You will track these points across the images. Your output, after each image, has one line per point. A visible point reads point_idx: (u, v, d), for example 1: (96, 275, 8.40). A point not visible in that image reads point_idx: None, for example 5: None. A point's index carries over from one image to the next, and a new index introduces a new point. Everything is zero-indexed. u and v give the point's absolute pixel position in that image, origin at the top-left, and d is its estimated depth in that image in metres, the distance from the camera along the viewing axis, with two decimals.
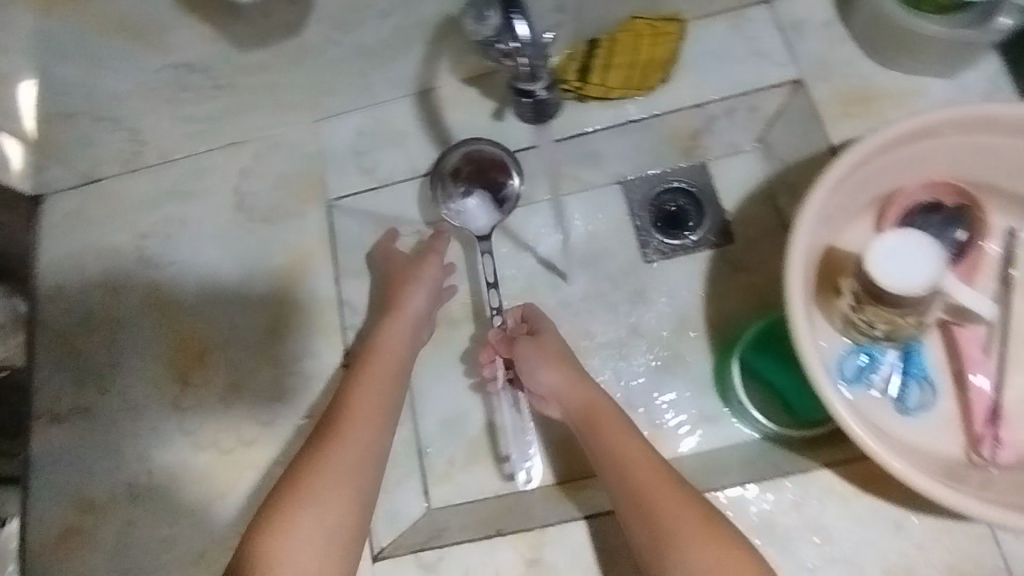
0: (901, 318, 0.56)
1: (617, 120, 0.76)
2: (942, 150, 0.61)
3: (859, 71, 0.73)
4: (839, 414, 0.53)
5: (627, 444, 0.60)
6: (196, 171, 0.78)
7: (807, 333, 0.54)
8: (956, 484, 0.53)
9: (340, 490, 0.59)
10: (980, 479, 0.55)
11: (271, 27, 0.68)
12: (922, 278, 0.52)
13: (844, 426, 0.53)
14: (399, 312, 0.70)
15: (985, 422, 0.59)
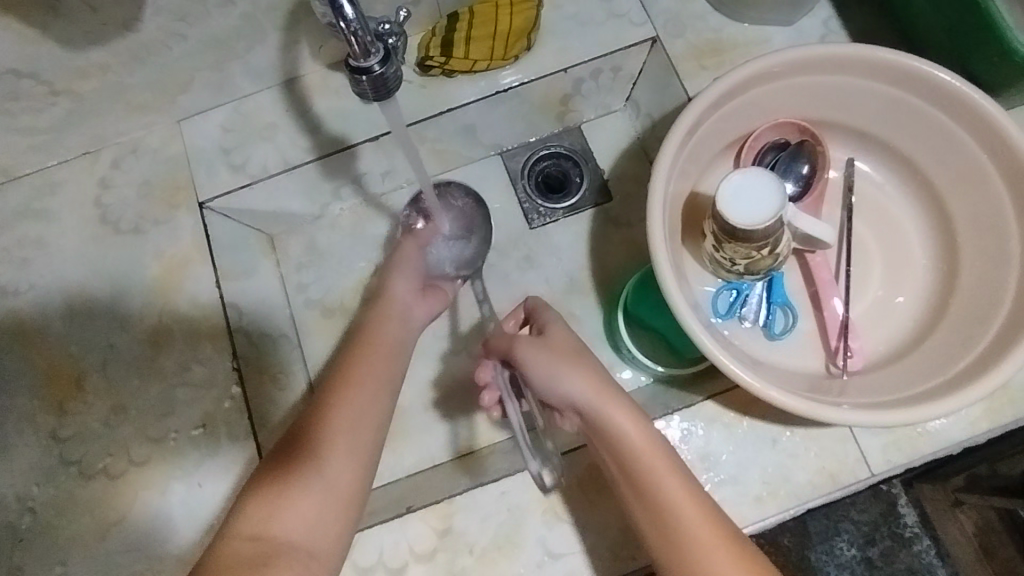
0: (757, 251, 0.60)
1: (486, 92, 0.76)
2: (784, 92, 0.64)
3: (709, 24, 0.75)
4: (710, 350, 0.56)
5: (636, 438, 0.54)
6: (47, 186, 0.73)
7: (673, 278, 0.57)
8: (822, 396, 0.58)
9: (342, 493, 0.54)
10: (838, 389, 0.61)
11: (105, 24, 0.66)
12: (769, 211, 0.56)
13: (716, 360, 0.56)
14: (388, 304, 0.69)
15: (839, 337, 0.65)
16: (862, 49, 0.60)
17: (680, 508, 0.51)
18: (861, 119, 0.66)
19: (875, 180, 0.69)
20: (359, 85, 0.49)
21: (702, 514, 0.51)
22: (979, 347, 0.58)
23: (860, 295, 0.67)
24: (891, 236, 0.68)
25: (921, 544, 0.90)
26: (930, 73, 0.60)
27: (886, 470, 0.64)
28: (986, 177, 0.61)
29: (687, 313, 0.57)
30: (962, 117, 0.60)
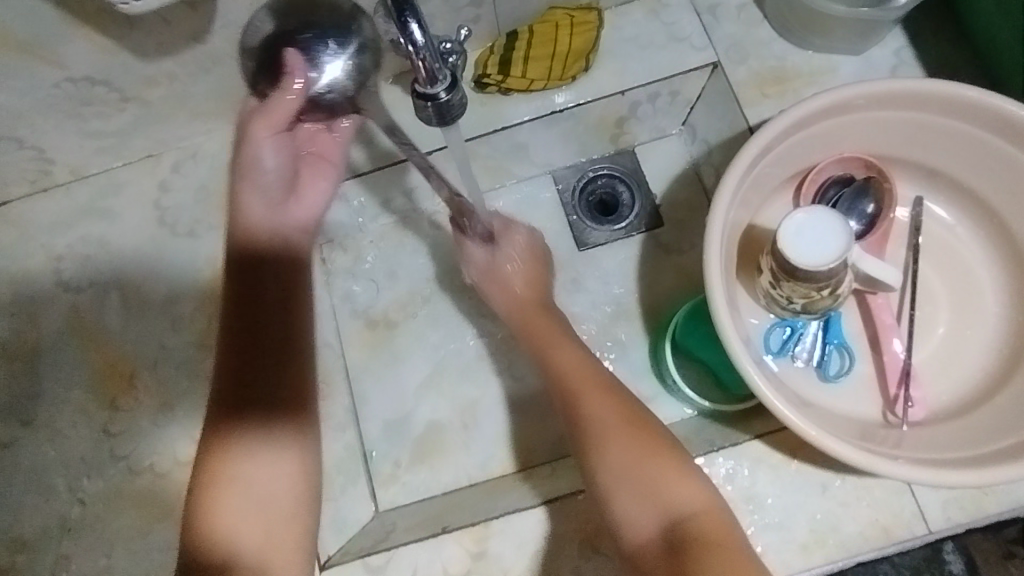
0: (816, 291, 0.57)
1: (542, 111, 0.76)
2: (854, 127, 0.62)
3: (774, 50, 0.73)
4: (763, 393, 0.55)
5: (569, 352, 0.62)
6: (113, 188, 0.76)
7: (727, 320, 0.55)
8: (883, 449, 0.56)
9: (286, 499, 0.54)
10: (897, 439, 0.58)
11: (177, 35, 0.64)
12: (834, 252, 0.54)
13: (769, 404, 0.54)
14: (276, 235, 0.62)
15: (899, 383, 0.63)
16: (937, 85, 0.58)
17: (591, 398, 0.57)
18: (932, 156, 0.63)
19: (943, 218, 0.66)
20: (424, 111, 0.49)
21: (608, 395, 0.57)
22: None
23: (925, 340, 0.64)
24: (960, 279, 0.65)
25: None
26: (1017, 115, 0.57)
27: (945, 527, 0.61)
28: None
29: (742, 355, 0.55)
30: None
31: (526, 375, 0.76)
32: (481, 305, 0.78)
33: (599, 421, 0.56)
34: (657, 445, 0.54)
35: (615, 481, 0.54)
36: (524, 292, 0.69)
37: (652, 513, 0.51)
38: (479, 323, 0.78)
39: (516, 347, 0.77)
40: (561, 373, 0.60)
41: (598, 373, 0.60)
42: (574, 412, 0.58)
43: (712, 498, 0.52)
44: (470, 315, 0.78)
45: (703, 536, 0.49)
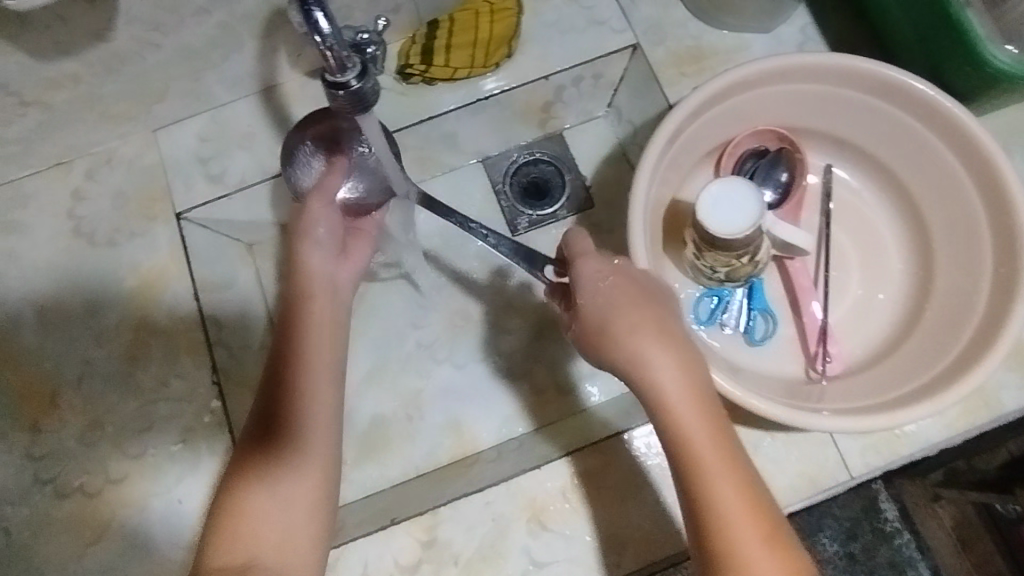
0: (736, 258, 0.60)
1: (470, 99, 0.75)
2: (766, 99, 0.65)
3: (689, 31, 0.76)
4: None
5: (739, 493, 0.46)
6: (20, 199, 0.71)
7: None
8: (806, 404, 0.59)
9: (306, 504, 0.54)
10: (819, 394, 0.62)
11: (75, 33, 0.64)
12: (748, 219, 0.56)
13: None
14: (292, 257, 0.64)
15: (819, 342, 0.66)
16: (837, 58, 0.61)
17: (743, 528, 0.45)
18: (836, 126, 0.67)
19: (851, 184, 0.70)
20: (337, 100, 0.48)
21: (764, 532, 0.46)
22: (956, 349, 0.59)
23: (840, 300, 0.68)
24: (868, 240, 0.69)
25: (901, 538, 0.91)
26: (907, 83, 0.60)
27: (866, 473, 0.65)
28: (960, 184, 0.62)
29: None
30: (934, 124, 0.61)
31: (469, 363, 0.76)
32: (419, 296, 0.78)
33: (750, 560, 0.45)
34: None
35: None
36: (694, 384, 0.49)
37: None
38: (420, 315, 0.78)
39: (457, 336, 0.77)
40: (710, 490, 0.46)
41: (768, 518, 0.46)
42: (716, 537, 0.46)
43: None
44: (410, 307, 0.78)
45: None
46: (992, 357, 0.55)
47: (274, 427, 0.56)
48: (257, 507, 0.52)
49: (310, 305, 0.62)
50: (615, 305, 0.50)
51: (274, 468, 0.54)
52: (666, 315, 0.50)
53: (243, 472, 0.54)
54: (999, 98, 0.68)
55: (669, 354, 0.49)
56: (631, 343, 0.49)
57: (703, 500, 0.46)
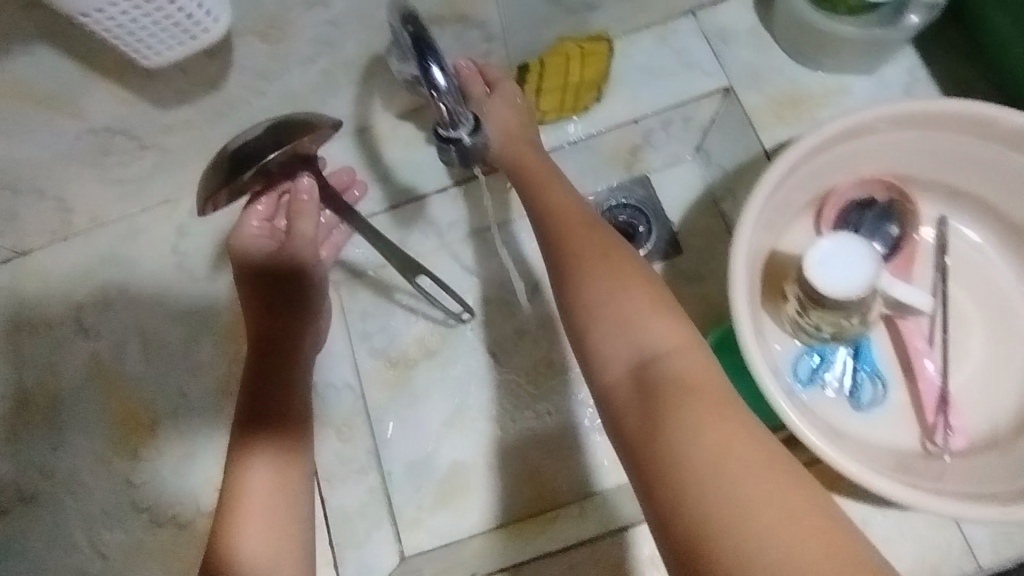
0: (845, 319, 0.56)
1: (558, 142, 0.76)
2: (874, 148, 0.61)
3: (786, 74, 0.73)
4: (798, 427, 0.53)
5: (557, 191, 0.59)
6: (131, 234, 0.76)
7: (756, 352, 0.54)
8: (928, 483, 0.54)
9: (289, 517, 0.53)
10: (941, 471, 0.57)
11: (193, 85, 0.63)
12: (861, 279, 0.53)
13: (804, 439, 0.53)
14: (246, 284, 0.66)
15: (937, 410, 0.61)
16: (960, 105, 0.57)
17: (573, 234, 0.54)
18: (954, 174, 0.62)
19: (970, 235, 0.65)
20: (448, 153, 0.49)
21: (570, 207, 0.57)
22: None
23: (961, 366, 0.62)
24: (995, 301, 0.63)
25: None
26: None
27: (996, 564, 0.58)
28: None
29: (773, 387, 0.54)
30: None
31: (546, 412, 0.75)
32: (500, 339, 0.78)
33: (564, 214, 0.56)
34: (633, 267, 0.50)
35: (591, 315, 0.48)
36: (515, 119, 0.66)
37: (626, 353, 0.46)
38: (500, 358, 0.77)
39: (537, 381, 0.76)
40: (561, 228, 0.55)
41: (573, 203, 0.57)
42: (553, 229, 0.55)
43: (696, 343, 0.46)
44: (490, 350, 0.77)
45: (685, 384, 0.42)
46: None
47: (270, 426, 0.58)
48: (253, 515, 0.52)
49: (298, 329, 0.66)
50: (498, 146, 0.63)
51: (260, 454, 0.56)
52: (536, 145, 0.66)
53: (234, 476, 0.54)
54: None
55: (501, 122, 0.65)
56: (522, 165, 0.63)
57: (546, 203, 0.58)
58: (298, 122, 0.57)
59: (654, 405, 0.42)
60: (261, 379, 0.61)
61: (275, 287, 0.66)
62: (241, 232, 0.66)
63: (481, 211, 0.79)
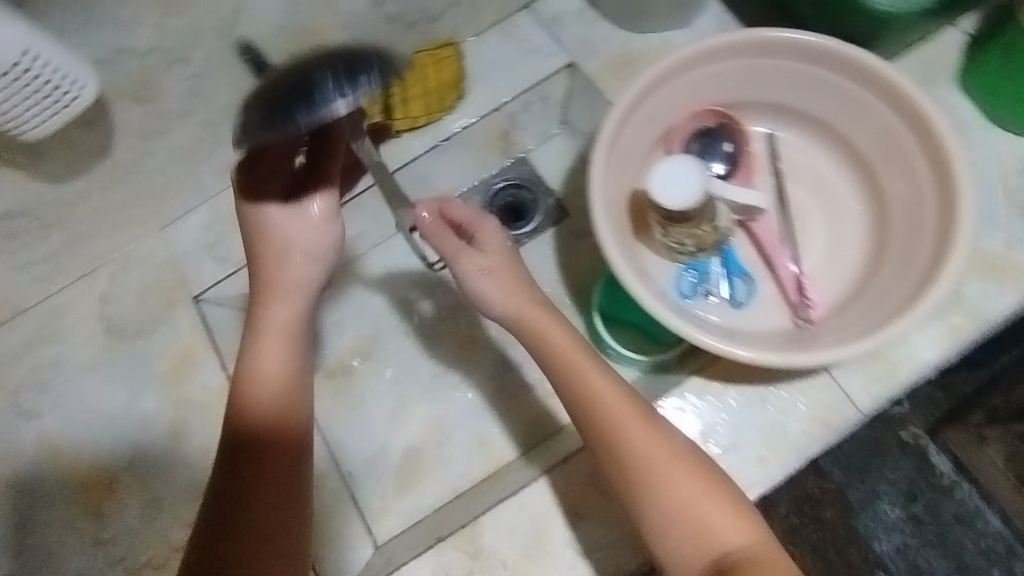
0: (699, 227, 0.66)
1: (433, 141, 0.85)
2: (694, 84, 0.71)
3: (617, 40, 0.84)
4: (682, 330, 0.62)
5: (543, 316, 0.60)
6: (54, 313, 0.78)
7: (631, 274, 0.62)
8: (796, 347, 0.63)
9: None
10: (810, 337, 0.66)
11: (79, 155, 0.70)
12: (693, 190, 0.61)
13: (695, 341, 0.62)
14: (280, 291, 0.62)
15: (798, 291, 0.70)
16: (747, 34, 0.67)
17: (622, 439, 0.55)
18: (764, 91, 0.73)
19: (794, 142, 0.75)
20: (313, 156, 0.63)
21: (611, 407, 0.56)
22: (921, 264, 0.64)
23: (808, 248, 0.72)
24: (825, 189, 0.74)
25: (961, 487, 1.11)
26: (819, 44, 0.67)
27: (873, 405, 0.68)
28: (890, 120, 0.68)
29: (652, 301, 0.62)
30: (847, 71, 0.68)
31: (480, 383, 0.81)
32: (424, 329, 0.84)
33: (580, 372, 0.57)
34: (676, 445, 0.56)
35: (665, 513, 0.53)
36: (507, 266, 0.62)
37: (698, 551, 0.52)
38: (429, 346, 0.83)
39: (466, 358, 0.82)
40: (597, 424, 0.56)
41: (576, 343, 0.59)
42: (574, 398, 0.57)
43: (767, 539, 0.53)
44: (419, 341, 0.84)
45: (768, 573, 0.50)
46: (952, 267, 0.60)
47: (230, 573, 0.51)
48: None
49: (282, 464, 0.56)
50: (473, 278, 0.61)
51: None
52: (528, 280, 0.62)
53: None
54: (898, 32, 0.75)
55: (500, 292, 0.60)
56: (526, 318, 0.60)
57: (535, 321, 0.60)
58: (368, 47, 0.50)
59: None
60: (231, 511, 0.53)
61: (264, 423, 0.57)
62: (257, 355, 0.59)
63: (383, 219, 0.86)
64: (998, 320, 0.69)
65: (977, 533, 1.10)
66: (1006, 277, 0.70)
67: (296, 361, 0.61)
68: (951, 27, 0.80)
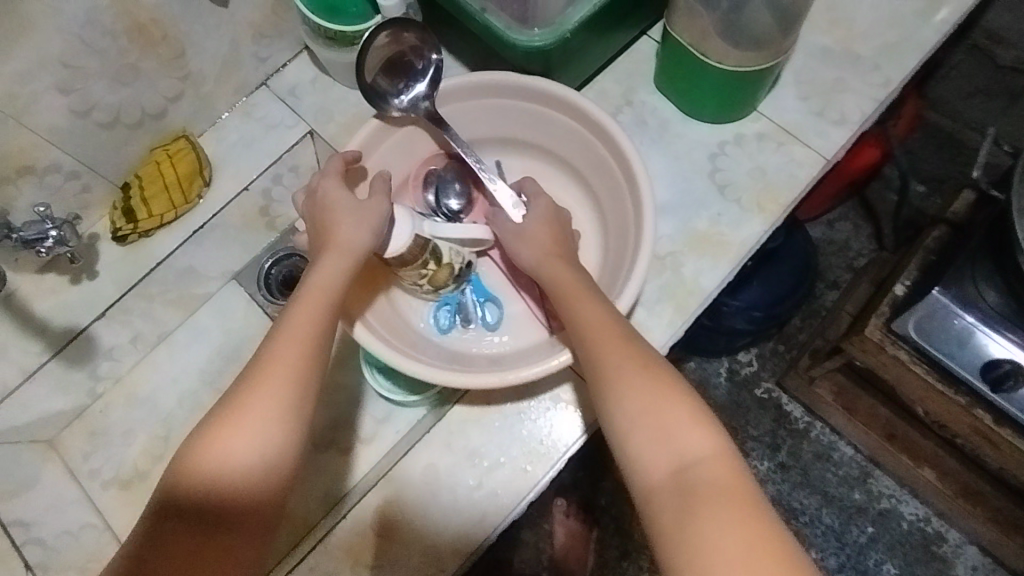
0: (426, 266, 0.71)
1: (187, 234, 0.88)
2: (414, 134, 0.78)
3: (351, 101, 0.87)
4: (423, 374, 0.66)
5: (551, 261, 0.67)
6: None
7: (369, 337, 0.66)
8: (526, 360, 0.69)
9: None
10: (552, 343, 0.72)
11: None
12: (404, 237, 0.66)
13: (435, 377, 0.66)
14: (337, 250, 0.62)
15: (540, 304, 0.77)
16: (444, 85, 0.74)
17: (594, 332, 0.60)
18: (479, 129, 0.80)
19: (521, 169, 0.84)
20: None
21: (603, 322, 0.61)
22: (626, 262, 0.71)
23: None
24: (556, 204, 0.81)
25: (816, 427, 1.33)
26: (508, 80, 0.74)
27: None
28: (582, 134, 0.76)
29: (392, 355, 0.67)
30: (538, 100, 0.75)
31: None
32: None
33: (574, 291, 0.64)
34: (657, 366, 0.57)
35: (641, 411, 0.55)
36: (541, 205, 0.72)
37: (667, 459, 0.53)
38: None
39: None
40: (564, 298, 0.64)
41: (571, 271, 0.66)
42: (573, 322, 0.62)
43: (728, 449, 0.53)
44: None
45: (717, 488, 0.50)
46: (640, 266, 0.68)
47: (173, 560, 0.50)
48: None
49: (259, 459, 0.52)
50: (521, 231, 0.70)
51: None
52: (557, 236, 0.70)
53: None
54: (593, 48, 0.80)
55: (529, 230, 0.70)
56: (542, 263, 0.67)
57: (532, 250, 0.68)
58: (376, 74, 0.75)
59: (692, 504, 0.49)
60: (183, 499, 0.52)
61: (243, 501, 0.52)
62: (242, 412, 0.53)
63: (154, 318, 0.87)
64: (710, 296, 0.80)
65: (834, 463, 1.32)
66: (712, 253, 0.80)
67: (294, 400, 0.55)
68: (644, 36, 0.89)
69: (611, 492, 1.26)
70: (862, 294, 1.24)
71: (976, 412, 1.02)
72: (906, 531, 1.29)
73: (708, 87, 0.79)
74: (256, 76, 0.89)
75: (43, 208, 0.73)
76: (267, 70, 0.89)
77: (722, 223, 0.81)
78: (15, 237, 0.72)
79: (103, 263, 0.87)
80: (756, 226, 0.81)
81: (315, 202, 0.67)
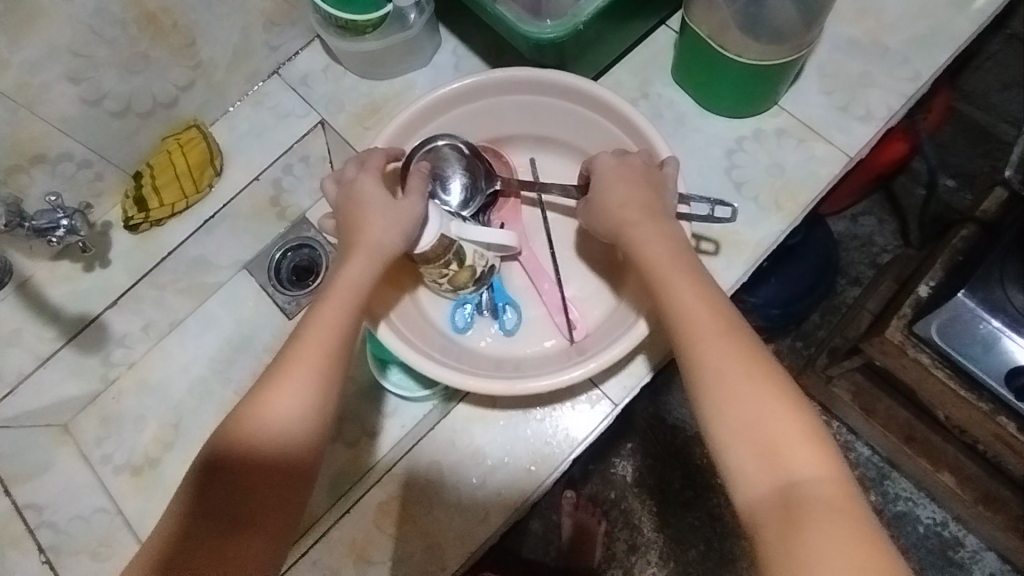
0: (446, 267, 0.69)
1: (198, 223, 0.88)
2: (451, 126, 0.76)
3: (362, 91, 0.86)
4: (445, 376, 0.66)
5: (648, 234, 0.62)
6: None
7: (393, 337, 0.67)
8: (546, 368, 0.68)
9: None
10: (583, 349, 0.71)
11: None
12: (431, 233, 0.65)
13: (454, 382, 0.66)
14: (363, 250, 0.61)
15: (560, 313, 0.76)
16: (479, 80, 0.73)
17: (697, 322, 0.56)
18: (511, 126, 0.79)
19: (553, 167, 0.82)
20: None
21: (710, 310, 0.56)
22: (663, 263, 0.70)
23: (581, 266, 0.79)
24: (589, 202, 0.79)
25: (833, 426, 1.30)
26: (544, 74, 0.72)
27: (625, 397, 0.76)
28: (612, 132, 0.74)
29: (415, 355, 0.67)
30: (572, 97, 0.74)
31: None
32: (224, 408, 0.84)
33: (670, 274, 0.59)
34: (768, 368, 0.53)
35: (745, 416, 0.52)
36: (634, 169, 0.65)
37: (770, 477, 0.50)
38: None
39: None
40: (660, 279, 0.60)
41: (673, 251, 0.61)
42: (670, 310, 0.58)
43: (843, 476, 0.49)
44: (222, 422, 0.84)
45: (828, 506, 0.47)
46: None
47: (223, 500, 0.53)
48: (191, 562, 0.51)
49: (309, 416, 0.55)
50: (608, 203, 0.65)
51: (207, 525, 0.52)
52: (655, 209, 0.63)
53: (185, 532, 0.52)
54: (609, 39, 0.78)
55: (620, 192, 0.64)
56: (630, 232, 0.63)
57: (627, 219, 0.63)
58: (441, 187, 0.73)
59: (795, 523, 0.47)
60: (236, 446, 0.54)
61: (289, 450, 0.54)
62: (266, 403, 0.54)
63: (165, 307, 0.88)
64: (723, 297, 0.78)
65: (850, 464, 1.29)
66: (726, 253, 0.78)
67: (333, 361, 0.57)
68: (663, 26, 0.87)
69: (621, 486, 1.24)
70: (883, 293, 1.20)
71: (998, 419, 0.99)
72: (921, 536, 1.26)
73: (727, 80, 0.76)
74: (267, 64, 0.89)
75: (56, 197, 0.74)
76: (279, 58, 0.89)
77: (737, 222, 0.79)
78: (26, 225, 0.73)
79: (115, 251, 0.87)
80: (773, 225, 0.79)
81: (349, 198, 0.64)
